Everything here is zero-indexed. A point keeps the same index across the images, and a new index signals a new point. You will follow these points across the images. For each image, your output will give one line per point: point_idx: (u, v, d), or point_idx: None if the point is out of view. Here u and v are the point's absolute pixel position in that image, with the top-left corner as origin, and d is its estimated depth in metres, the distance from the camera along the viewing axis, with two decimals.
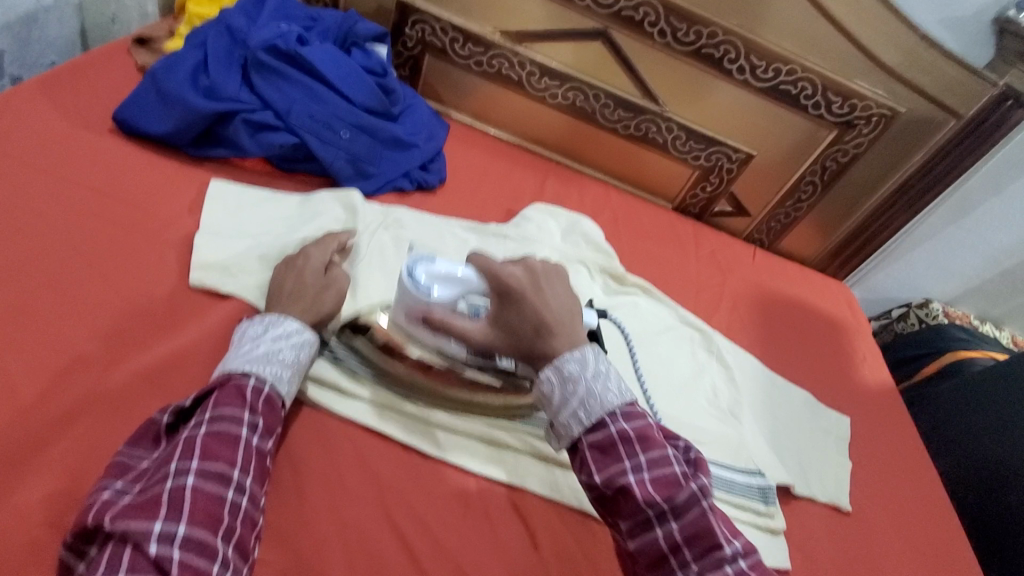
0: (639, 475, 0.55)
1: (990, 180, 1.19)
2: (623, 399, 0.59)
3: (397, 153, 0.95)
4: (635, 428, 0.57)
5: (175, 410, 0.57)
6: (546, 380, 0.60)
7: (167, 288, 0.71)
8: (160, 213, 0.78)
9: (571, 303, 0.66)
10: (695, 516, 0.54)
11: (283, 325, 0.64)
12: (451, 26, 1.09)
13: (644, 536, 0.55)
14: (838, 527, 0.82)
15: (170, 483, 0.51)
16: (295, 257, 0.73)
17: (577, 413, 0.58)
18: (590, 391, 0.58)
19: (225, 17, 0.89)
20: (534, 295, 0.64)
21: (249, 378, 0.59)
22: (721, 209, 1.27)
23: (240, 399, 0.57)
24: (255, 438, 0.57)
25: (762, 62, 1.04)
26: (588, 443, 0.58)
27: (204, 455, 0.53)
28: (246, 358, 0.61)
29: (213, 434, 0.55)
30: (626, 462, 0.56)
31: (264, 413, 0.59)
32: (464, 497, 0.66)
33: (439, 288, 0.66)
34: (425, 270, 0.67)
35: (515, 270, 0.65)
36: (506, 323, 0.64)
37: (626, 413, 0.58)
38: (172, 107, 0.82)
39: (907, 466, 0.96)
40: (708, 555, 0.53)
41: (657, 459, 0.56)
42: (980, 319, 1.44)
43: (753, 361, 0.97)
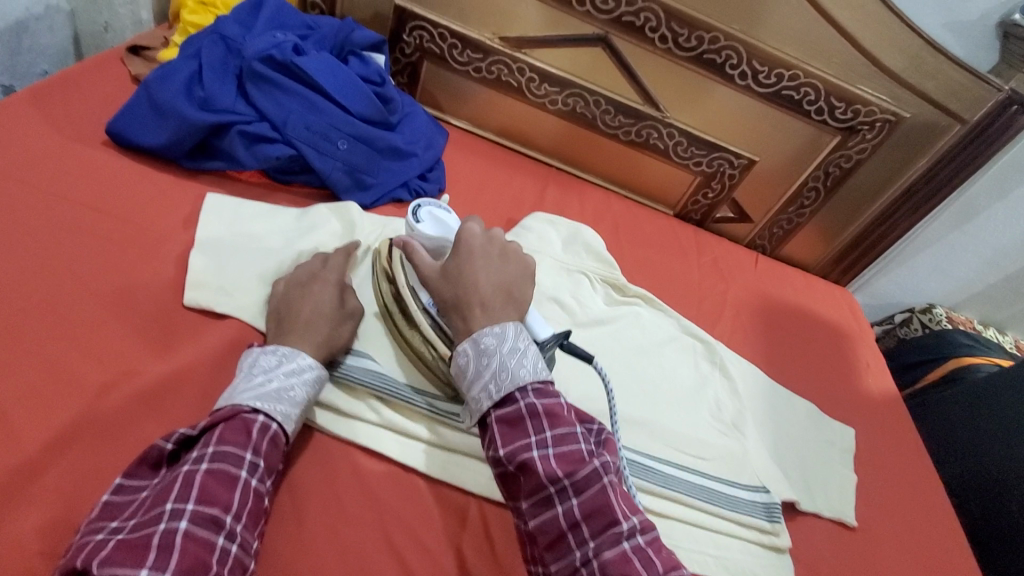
0: (543, 450, 0.56)
1: (994, 184, 1.18)
2: (537, 376, 0.59)
3: (395, 162, 0.94)
4: (544, 404, 0.57)
5: (180, 438, 0.56)
6: (462, 353, 0.61)
7: (163, 307, 0.69)
8: (155, 229, 0.76)
9: (515, 285, 0.66)
10: (596, 492, 0.54)
11: (297, 360, 0.63)
12: (449, 31, 1.07)
13: (545, 514, 0.55)
14: (844, 544, 0.81)
15: (163, 525, 0.49)
16: (309, 281, 0.72)
17: (488, 387, 0.59)
18: (504, 364, 0.59)
19: (219, 26, 0.88)
20: (478, 261, 0.66)
21: (257, 416, 0.58)
22: (723, 215, 1.26)
23: (244, 436, 0.56)
24: (254, 480, 0.56)
25: (764, 67, 1.03)
26: (497, 417, 0.58)
27: (201, 496, 0.52)
28: (257, 395, 0.59)
29: (213, 474, 0.53)
30: (532, 437, 0.56)
31: (267, 452, 0.58)
32: (464, 519, 0.65)
33: (429, 224, 0.76)
34: (427, 209, 0.78)
35: (474, 230, 0.69)
36: (444, 278, 0.66)
37: (537, 390, 0.59)
38: (166, 119, 0.81)
39: (913, 478, 0.94)
40: (604, 532, 0.52)
41: (563, 437, 0.56)
42: (983, 323, 1.42)
43: (756, 372, 0.96)
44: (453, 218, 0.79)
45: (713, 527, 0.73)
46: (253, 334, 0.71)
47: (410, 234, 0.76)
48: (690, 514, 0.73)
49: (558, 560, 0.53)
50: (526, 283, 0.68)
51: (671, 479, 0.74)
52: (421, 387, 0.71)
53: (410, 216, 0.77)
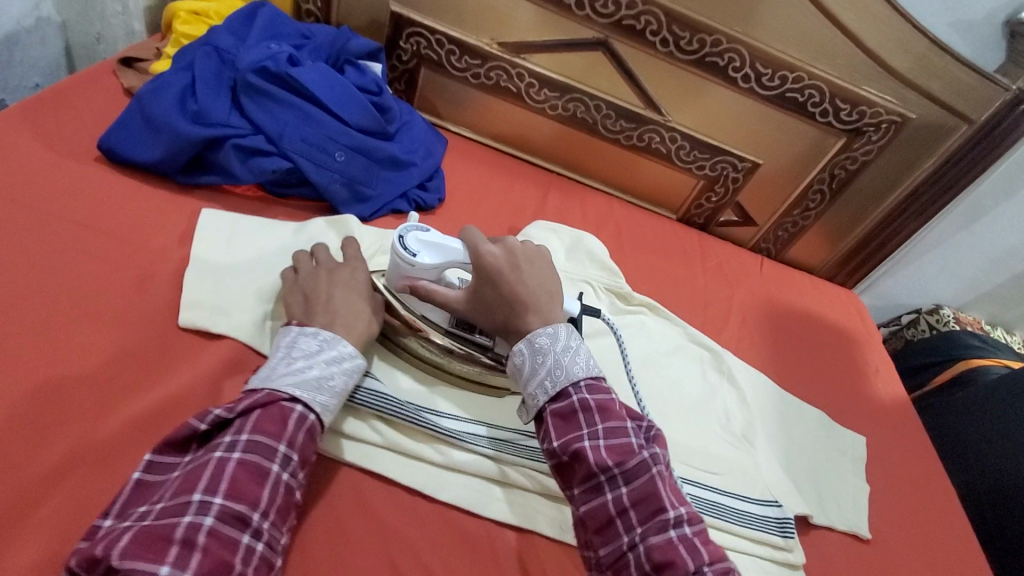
0: (594, 441, 0.58)
1: (1001, 184, 1.17)
2: (589, 372, 0.62)
3: (394, 172, 0.92)
4: (597, 399, 0.60)
5: (214, 420, 0.56)
6: (519, 352, 0.63)
7: (159, 328, 0.68)
8: (149, 247, 0.75)
9: (554, 285, 0.68)
10: (644, 481, 0.57)
11: (337, 348, 0.63)
12: (447, 38, 1.05)
13: (595, 501, 0.57)
14: (858, 557, 0.80)
15: (188, 518, 0.49)
16: (338, 268, 0.73)
17: (544, 383, 0.61)
18: (558, 362, 0.62)
19: (212, 38, 0.86)
20: (512, 274, 0.66)
21: (297, 405, 0.58)
22: (727, 219, 1.24)
23: (278, 428, 0.56)
24: (285, 474, 0.55)
25: (768, 69, 1.01)
26: (551, 412, 0.61)
27: (229, 490, 0.51)
28: (298, 382, 0.59)
29: (243, 467, 0.53)
30: (584, 429, 0.59)
31: (302, 445, 0.57)
32: (471, 542, 0.64)
33: (428, 255, 0.68)
34: (415, 237, 0.69)
35: (492, 249, 0.66)
36: (482, 296, 0.66)
37: (590, 385, 0.62)
38: (159, 134, 0.79)
39: (925, 485, 0.93)
40: (651, 519, 0.55)
41: (614, 429, 0.59)
42: (990, 323, 1.41)
43: (765, 380, 0.94)
44: (439, 232, 0.70)
45: (726, 545, 0.72)
46: (252, 354, 0.69)
47: (411, 272, 0.69)
48: None
49: (606, 544, 0.56)
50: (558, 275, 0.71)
51: None
52: (428, 407, 0.70)
53: (402, 255, 0.68)
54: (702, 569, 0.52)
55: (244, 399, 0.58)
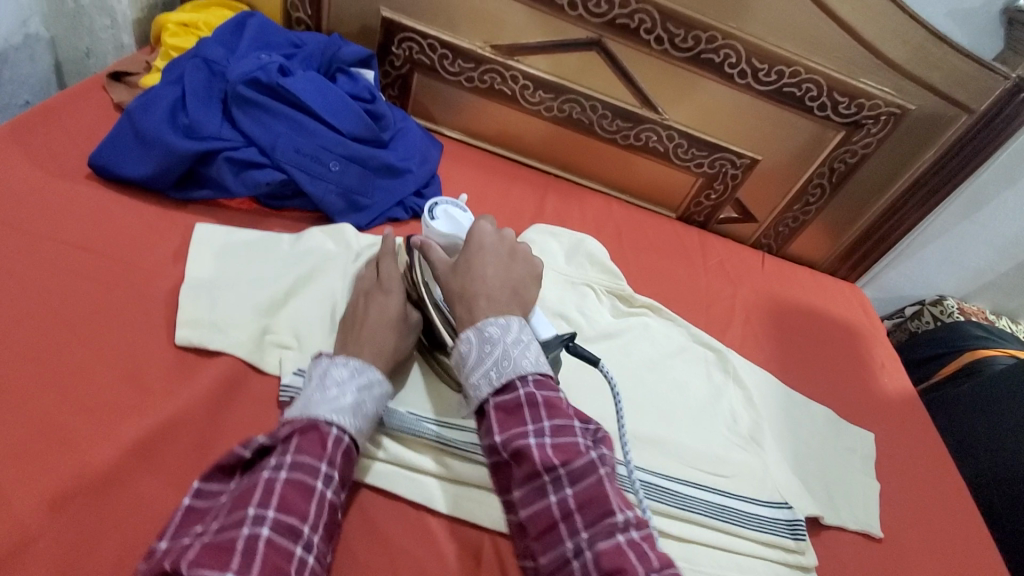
0: (540, 438, 0.55)
1: (1003, 173, 1.16)
2: (538, 367, 0.59)
3: (390, 180, 0.91)
4: (544, 395, 0.57)
5: (257, 445, 0.57)
6: (466, 341, 0.61)
7: (157, 349, 0.67)
8: (145, 265, 0.74)
9: (522, 285, 0.68)
10: (590, 483, 0.53)
11: (368, 375, 0.63)
12: (439, 42, 1.04)
13: (539, 503, 0.54)
14: (871, 557, 0.79)
15: (246, 530, 0.49)
16: (372, 290, 0.73)
17: (489, 373, 0.59)
18: (506, 353, 0.59)
19: (201, 49, 0.85)
20: (490, 258, 0.68)
21: (333, 427, 0.58)
22: (727, 216, 1.23)
23: (319, 447, 0.56)
24: (329, 492, 0.55)
25: (764, 64, 1.00)
26: (495, 404, 0.58)
27: (281, 505, 0.52)
28: (334, 407, 0.59)
29: (291, 483, 0.53)
30: (528, 425, 0.56)
31: (341, 465, 0.57)
32: (479, 556, 0.63)
33: (443, 223, 0.79)
34: (444, 207, 0.80)
35: (486, 229, 0.71)
36: (454, 269, 0.68)
37: (537, 380, 0.59)
38: (151, 149, 0.78)
39: (936, 481, 0.92)
40: (598, 522, 0.52)
41: (561, 427, 0.56)
42: (995, 313, 1.40)
43: (771, 380, 0.93)
44: (468, 216, 0.81)
45: (736, 550, 0.71)
46: (251, 371, 0.68)
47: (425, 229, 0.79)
48: (708, 537, 0.70)
49: (549, 550, 0.53)
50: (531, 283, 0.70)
51: (685, 499, 0.71)
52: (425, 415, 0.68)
53: (425, 214, 0.80)
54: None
55: (284, 427, 0.58)
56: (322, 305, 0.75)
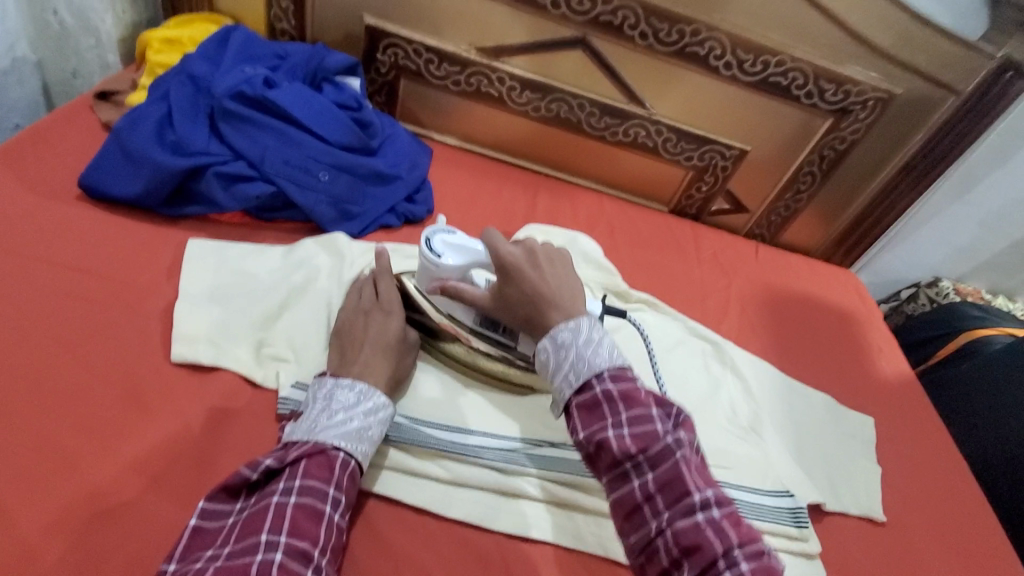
0: (618, 429, 0.56)
1: (993, 152, 1.16)
2: (614, 362, 0.59)
3: (380, 187, 0.91)
4: (621, 388, 0.57)
5: (264, 469, 0.56)
6: (542, 350, 0.62)
7: (152, 367, 0.67)
8: (137, 284, 0.74)
9: (575, 284, 0.67)
10: (669, 466, 0.54)
11: (374, 399, 0.63)
12: (424, 47, 1.04)
13: (622, 489, 0.55)
14: (875, 541, 0.79)
15: (259, 556, 0.50)
16: (372, 310, 0.72)
17: (568, 376, 0.59)
18: (580, 354, 0.59)
19: (186, 65, 0.85)
20: (536, 273, 0.66)
21: (340, 452, 0.58)
22: (719, 207, 1.23)
23: (327, 471, 0.57)
24: (337, 515, 0.56)
25: (749, 55, 1.00)
26: (576, 404, 0.59)
27: (292, 529, 0.52)
28: (341, 433, 0.59)
29: (301, 508, 0.54)
30: (607, 419, 0.56)
31: (347, 488, 0.58)
32: (482, 558, 0.63)
33: (453, 255, 0.70)
34: (441, 238, 0.71)
35: (512, 249, 0.67)
36: (505, 299, 0.67)
37: (614, 374, 0.58)
38: (140, 167, 0.78)
39: (938, 464, 0.92)
40: (677, 504, 0.53)
41: (639, 417, 0.56)
42: (991, 292, 1.40)
43: (769, 369, 0.93)
44: (463, 236, 0.73)
45: None
46: (248, 386, 0.69)
47: (435, 271, 0.71)
48: None
49: (635, 531, 0.54)
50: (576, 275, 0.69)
51: None
52: (420, 419, 0.69)
53: (428, 255, 0.70)
54: (732, 552, 0.50)
55: (292, 450, 0.58)
56: (317, 316, 0.76)
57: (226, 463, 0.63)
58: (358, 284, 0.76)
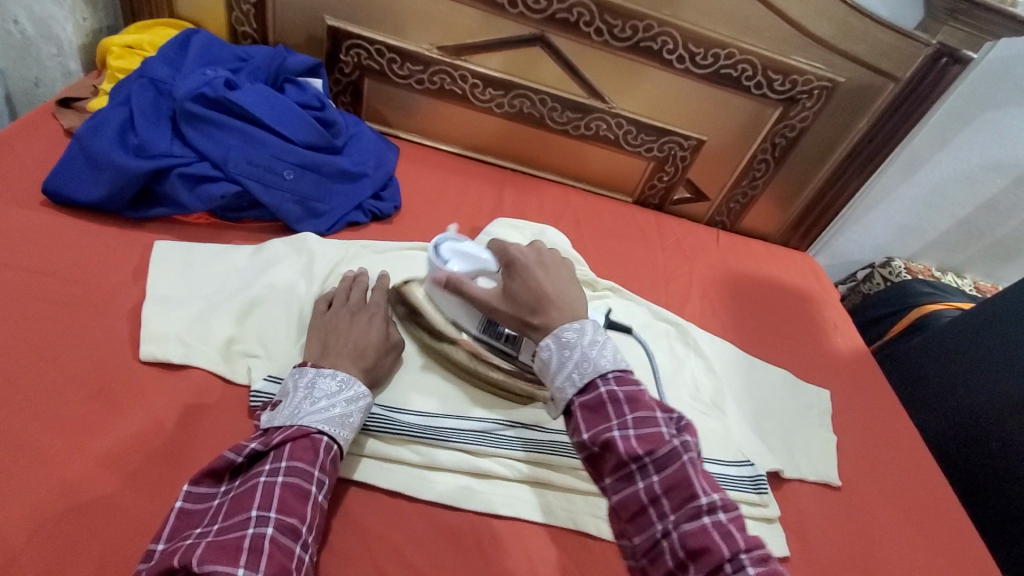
0: (624, 431, 0.55)
1: (935, 136, 1.22)
2: (618, 364, 0.59)
3: (346, 185, 0.93)
4: (626, 390, 0.57)
5: (249, 452, 0.58)
6: (545, 347, 0.61)
7: (123, 366, 0.68)
8: (106, 285, 0.74)
9: (576, 293, 0.66)
10: (676, 469, 0.53)
11: (354, 388, 0.65)
12: (387, 47, 1.06)
13: (627, 489, 0.55)
14: (831, 504, 0.84)
15: (251, 530, 0.52)
16: (355, 311, 0.75)
17: (572, 376, 0.59)
18: (585, 355, 0.59)
19: (147, 69, 0.86)
20: (540, 272, 0.66)
21: (323, 435, 0.60)
22: (681, 196, 1.27)
23: (312, 454, 0.58)
24: (321, 495, 0.57)
25: (700, 48, 1.04)
26: (580, 404, 0.58)
27: (281, 507, 0.54)
28: (324, 419, 0.61)
29: (289, 486, 0.55)
30: (613, 420, 0.56)
31: (330, 470, 0.60)
32: (456, 536, 0.65)
33: (458, 261, 0.73)
34: (449, 245, 0.75)
35: (522, 249, 0.68)
36: (508, 296, 0.66)
37: (618, 376, 0.58)
38: (102, 171, 0.79)
39: (890, 430, 0.97)
40: (684, 507, 0.52)
41: (645, 419, 0.55)
42: (941, 269, 1.48)
43: (730, 349, 0.97)
44: (475, 245, 0.76)
45: None
46: (220, 381, 0.70)
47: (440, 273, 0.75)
48: None
49: (641, 532, 0.54)
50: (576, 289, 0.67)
51: None
52: (395, 406, 0.71)
53: (434, 260, 0.74)
54: (738, 556, 0.49)
55: (276, 434, 0.59)
56: (289, 314, 0.77)
57: (202, 454, 0.64)
58: (345, 283, 0.79)
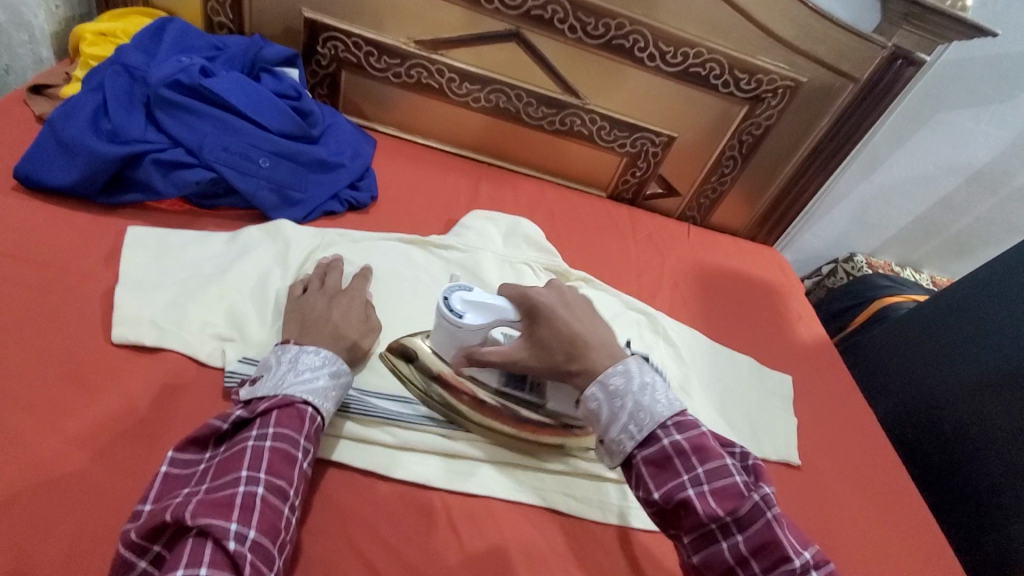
0: (699, 488, 0.57)
1: (893, 135, 1.27)
2: (674, 409, 0.61)
3: (322, 174, 0.94)
4: (691, 440, 0.59)
5: (236, 419, 0.59)
6: (593, 397, 0.62)
7: (96, 349, 0.68)
8: (78, 269, 0.74)
9: (602, 328, 0.67)
10: (760, 527, 0.56)
11: (337, 363, 0.66)
12: (364, 40, 1.07)
13: (709, 549, 0.57)
14: (791, 482, 0.87)
15: (242, 488, 0.53)
16: (334, 295, 0.76)
17: (628, 428, 0.60)
18: (639, 404, 0.60)
19: (120, 56, 0.85)
20: (567, 314, 0.66)
21: (308, 406, 0.61)
22: (653, 192, 1.31)
23: (298, 422, 0.59)
24: (307, 461, 0.59)
25: (670, 47, 1.08)
26: (643, 458, 0.60)
27: (270, 469, 0.55)
28: (309, 389, 0.62)
29: (277, 450, 0.57)
30: (684, 476, 0.58)
31: (314, 439, 0.61)
32: (429, 515, 0.67)
33: (474, 314, 0.68)
34: (460, 297, 0.69)
35: (541, 291, 0.67)
36: (540, 346, 0.65)
37: (678, 423, 0.60)
38: (75, 156, 0.78)
39: (848, 415, 1.02)
40: (775, 567, 0.55)
41: (716, 472, 0.58)
42: (901, 265, 1.55)
43: (698, 337, 1.01)
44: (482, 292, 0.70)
45: None
46: (194, 365, 0.70)
47: (456, 330, 0.68)
48: None
49: None
50: (597, 320, 0.68)
51: None
52: (366, 390, 0.73)
53: (448, 314, 0.68)
54: None
55: (261, 402, 0.61)
56: (265, 300, 0.77)
57: (174, 434, 0.64)
58: (321, 269, 0.80)
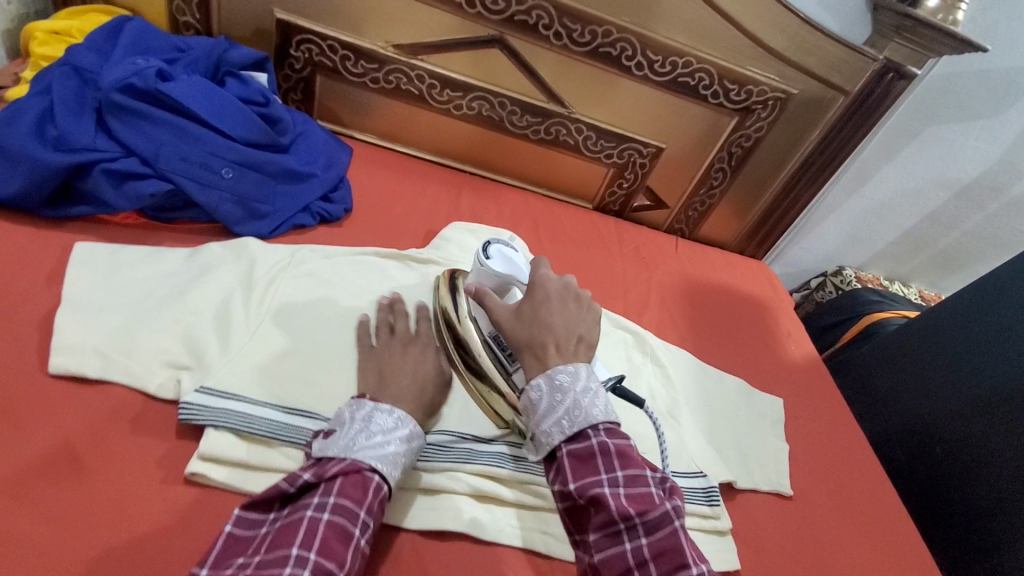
0: (614, 489, 0.54)
1: (883, 148, 1.25)
2: (609, 415, 0.58)
3: (292, 186, 0.89)
4: (617, 443, 0.57)
5: (301, 484, 0.54)
6: (536, 388, 0.59)
7: (31, 380, 0.62)
8: (16, 290, 0.68)
9: (586, 334, 0.64)
10: (667, 534, 0.53)
11: (410, 424, 0.61)
12: (339, 43, 1.02)
13: (611, 550, 0.53)
14: (782, 512, 0.84)
15: (289, 570, 0.48)
16: (406, 343, 0.72)
17: (561, 422, 0.57)
18: (578, 402, 0.57)
19: (70, 57, 0.79)
20: (557, 306, 0.64)
21: (375, 474, 0.56)
22: (640, 204, 1.27)
23: (361, 492, 0.54)
24: (364, 538, 0.53)
25: (659, 56, 1.04)
26: (568, 452, 0.57)
27: (322, 548, 0.50)
28: (378, 455, 0.57)
29: (334, 527, 0.51)
30: (602, 474, 0.55)
31: (377, 511, 0.55)
32: (397, 559, 0.62)
33: (498, 263, 0.73)
34: (499, 248, 0.74)
35: (548, 276, 0.66)
36: (518, 316, 0.64)
37: (609, 428, 0.57)
38: (15, 165, 0.72)
39: (839, 438, 0.99)
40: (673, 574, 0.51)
41: (634, 478, 0.55)
42: (889, 279, 1.54)
43: (685, 357, 0.97)
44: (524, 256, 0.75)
45: None
46: (141, 396, 0.64)
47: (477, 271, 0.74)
48: None
49: None
50: (590, 332, 0.65)
51: None
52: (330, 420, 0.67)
53: (479, 251, 0.74)
54: None
55: (330, 465, 0.56)
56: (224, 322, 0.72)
57: (116, 476, 0.58)
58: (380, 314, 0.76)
